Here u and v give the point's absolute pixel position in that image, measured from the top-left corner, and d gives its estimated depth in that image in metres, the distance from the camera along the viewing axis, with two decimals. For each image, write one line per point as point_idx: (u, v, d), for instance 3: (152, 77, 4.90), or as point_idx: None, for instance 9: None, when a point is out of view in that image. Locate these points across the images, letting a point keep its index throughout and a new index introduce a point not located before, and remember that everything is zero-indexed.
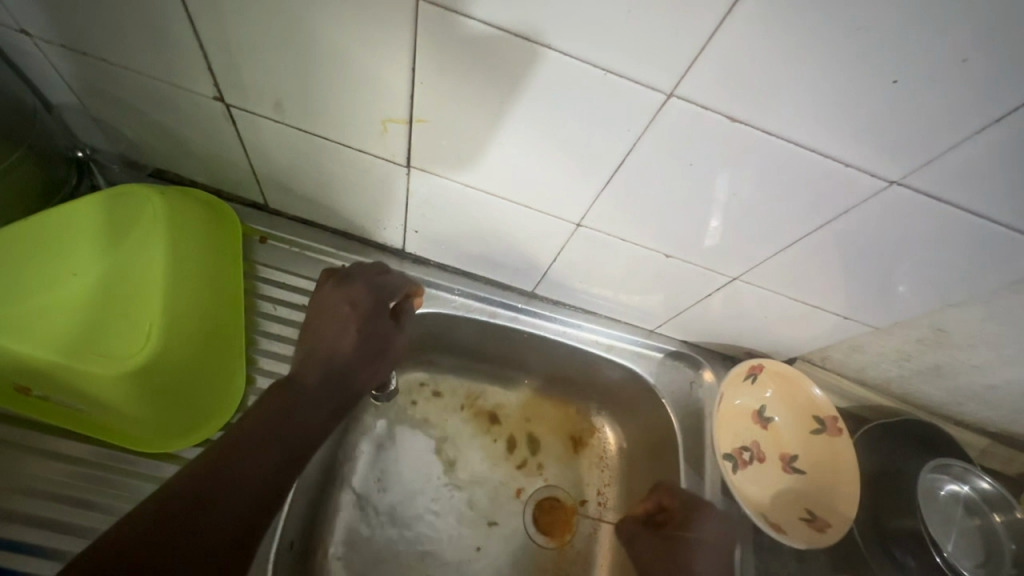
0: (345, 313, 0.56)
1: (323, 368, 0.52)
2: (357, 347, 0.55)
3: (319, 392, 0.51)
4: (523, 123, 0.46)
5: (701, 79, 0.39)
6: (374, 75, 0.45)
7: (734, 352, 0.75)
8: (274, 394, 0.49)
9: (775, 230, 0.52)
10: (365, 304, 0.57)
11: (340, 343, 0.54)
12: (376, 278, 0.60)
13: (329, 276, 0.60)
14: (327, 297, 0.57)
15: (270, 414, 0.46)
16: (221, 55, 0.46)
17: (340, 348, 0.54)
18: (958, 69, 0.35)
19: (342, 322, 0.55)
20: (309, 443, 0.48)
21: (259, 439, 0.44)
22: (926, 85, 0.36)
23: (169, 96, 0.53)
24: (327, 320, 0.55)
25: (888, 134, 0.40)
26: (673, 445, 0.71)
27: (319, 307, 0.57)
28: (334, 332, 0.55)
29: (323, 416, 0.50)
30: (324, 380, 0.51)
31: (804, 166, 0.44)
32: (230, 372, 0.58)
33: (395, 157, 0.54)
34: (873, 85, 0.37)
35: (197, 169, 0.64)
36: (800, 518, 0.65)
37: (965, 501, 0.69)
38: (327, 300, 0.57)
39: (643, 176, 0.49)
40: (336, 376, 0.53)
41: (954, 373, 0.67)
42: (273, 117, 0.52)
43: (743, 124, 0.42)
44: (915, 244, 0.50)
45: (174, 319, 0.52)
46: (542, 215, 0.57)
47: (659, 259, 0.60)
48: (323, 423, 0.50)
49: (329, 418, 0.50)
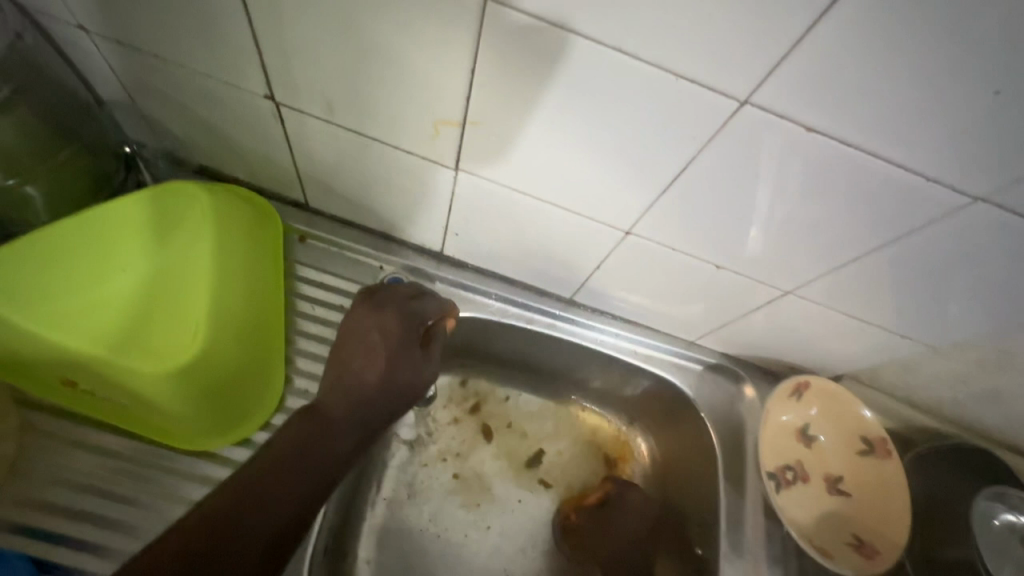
0: (374, 343, 0.54)
1: (350, 400, 0.51)
2: (385, 380, 0.53)
3: (342, 425, 0.49)
4: (582, 126, 0.45)
5: (777, 86, 0.37)
6: (432, 76, 0.44)
7: (777, 368, 0.72)
8: (299, 421, 0.48)
9: (836, 245, 0.50)
10: (395, 334, 0.55)
11: (367, 375, 0.52)
12: (409, 303, 0.58)
13: (363, 298, 0.58)
14: (357, 322, 0.55)
15: (292, 447, 0.45)
16: (275, 53, 0.46)
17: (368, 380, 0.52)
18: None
19: (369, 351, 0.53)
20: (335, 470, 0.47)
21: (286, 465, 0.44)
22: None
23: (219, 94, 0.53)
24: (355, 347, 0.54)
25: (978, 148, 0.37)
26: (711, 461, 0.68)
27: (349, 332, 0.55)
28: (362, 362, 0.53)
29: (346, 450, 0.49)
30: (348, 413, 0.50)
31: (878, 178, 0.42)
32: (273, 373, 0.58)
33: (443, 160, 0.53)
34: (967, 96, 0.35)
35: (240, 166, 0.64)
36: (848, 544, 0.62)
37: (1022, 532, 0.65)
38: (357, 326, 0.55)
39: (702, 185, 0.47)
40: (361, 409, 0.51)
41: (1015, 397, 0.63)
42: (322, 117, 0.52)
43: (819, 134, 0.40)
44: (990, 263, 0.47)
45: (220, 319, 0.53)
46: (589, 221, 0.56)
47: (708, 269, 0.58)
48: (346, 457, 0.49)
49: (351, 452, 0.49)
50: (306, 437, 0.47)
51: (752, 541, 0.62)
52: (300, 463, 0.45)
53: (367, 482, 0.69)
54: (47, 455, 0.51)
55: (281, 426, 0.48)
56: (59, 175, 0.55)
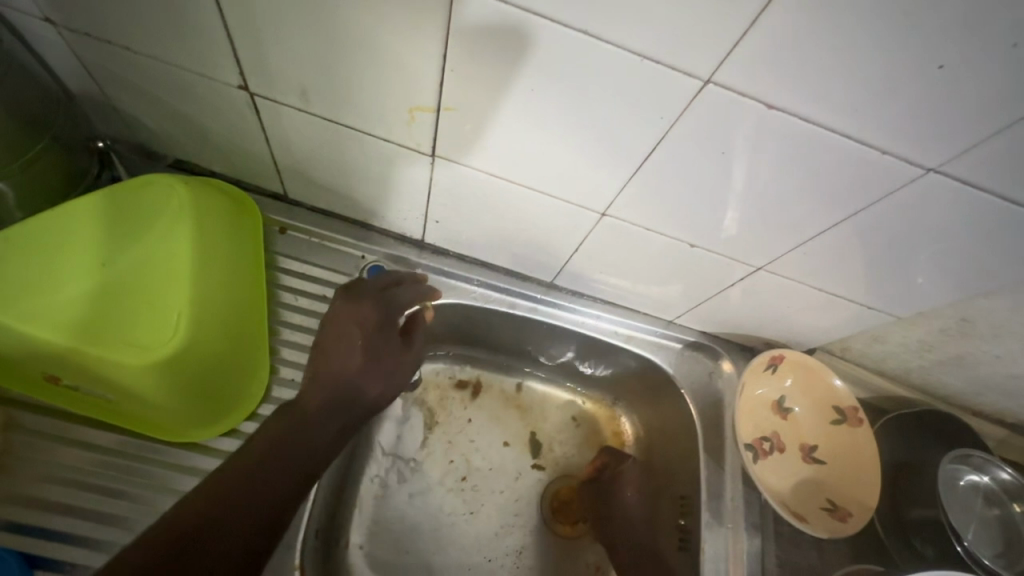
0: (356, 334, 0.55)
1: (332, 391, 0.51)
2: (369, 368, 0.55)
3: (327, 413, 0.50)
4: (554, 110, 0.46)
5: (740, 64, 0.38)
6: (404, 62, 0.44)
7: (753, 343, 0.75)
8: (282, 416, 0.48)
9: (803, 221, 0.52)
10: (374, 324, 0.57)
11: (352, 364, 0.53)
12: (384, 294, 0.60)
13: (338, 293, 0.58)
14: (336, 315, 0.56)
15: (277, 438, 0.46)
16: (247, 42, 0.46)
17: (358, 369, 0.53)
18: (1009, 53, 0.34)
19: (351, 341, 0.54)
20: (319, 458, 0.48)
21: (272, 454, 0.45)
22: (974, 70, 0.36)
23: (192, 85, 0.53)
24: (336, 339, 0.54)
25: (927, 122, 0.39)
26: (691, 435, 0.71)
27: (327, 326, 0.55)
28: (345, 352, 0.54)
29: (328, 439, 0.50)
30: (334, 401, 0.51)
31: (839, 154, 0.44)
32: (255, 371, 0.58)
33: (419, 146, 0.53)
34: (918, 69, 0.36)
35: (217, 158, 0.64)
36: (822, 508, 0.65)
37: (985, 491, 0.69)
38: (335, 318, 0.56)
39: (674, 165, 0.49)
40: (346, 396, 0.52)
41: (976, 363, 0.66)
42: (298, 106, 0.52)
43: (780, 111, 0.41)
44: (947, 232, 0.49)
45: (201, 309, 0.52)
46: (567, 204, 0.57)
47: (683, 248, 0.60)
48: (329, 444, 0.50)
49: (334, 440, 0.51)
50: (287, 431, 0.47)
51: (731, 510, 0.65)
52: (287, 453, 0.46)
53: (357, 469, 0.70)
54: (33, 452, 0.51)
55: (260, 424, 0.48)
56: (31, 172, 0.55)
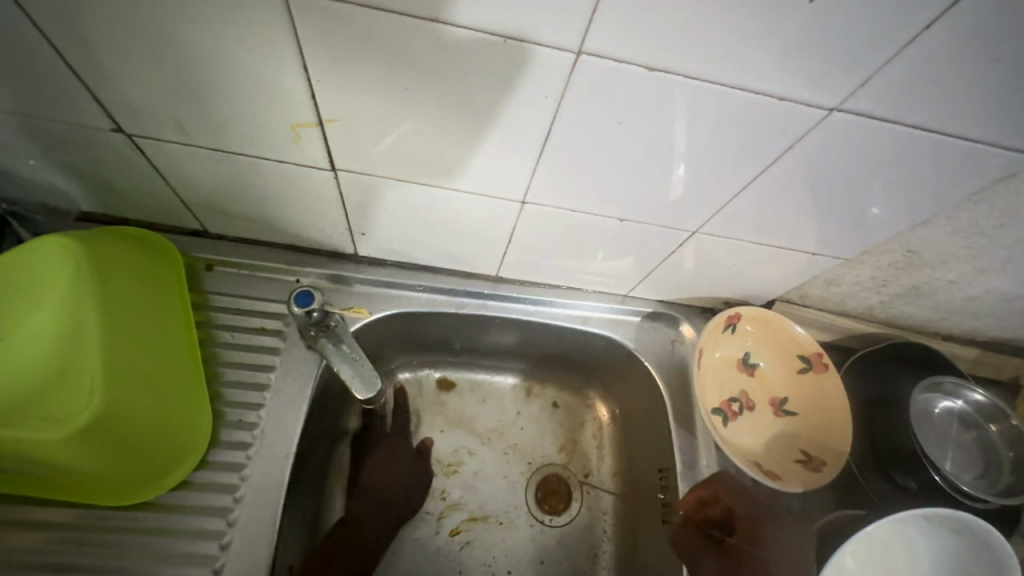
0: (393, 457, 0.67)
1: (378, 506, 0.63)
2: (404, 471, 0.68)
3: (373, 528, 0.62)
4: (437, 108, 0.43)
5: (605, 29, 0.36)
6: (270, 83, 0.42)
7: (712, 304, 0.73)
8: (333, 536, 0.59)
9: (722, 181, 0.50)
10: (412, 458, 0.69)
11: (387, 481, 0.65)
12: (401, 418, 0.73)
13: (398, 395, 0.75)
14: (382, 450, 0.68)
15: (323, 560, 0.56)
16: (99, 78, 0.43)
17: (394, 483, 0.66)
18: None
19: (385, 456, 0.67)
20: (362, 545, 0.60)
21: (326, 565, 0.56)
22: (844, 3, 0.34)
23: (69, 136, 0.50)
24: (383, 462, 0.66)
25: (813, 61, 0.37)
26: (661, 406, 0.69)
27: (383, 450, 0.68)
28: (377, 466, 0.66)
29: (374, 530, 0.62)
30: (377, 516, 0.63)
31: (737, 106, 0.42)
32: (197, 428, 0.56)
33: (317, 162, 0.50)
34: (787, 10, 0.34)
35: (125, 206, 0.61)
36: (796, 461, 0.65)
37: (960, 415, 0.69)
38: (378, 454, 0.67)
39: (576, 142, 0.47)
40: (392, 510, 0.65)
41: (933, 290, 0.66)
42: (180, 141, 0.49)
43: (661, 73, 0.39)
44: (874, 170, 0.47)
45: (116, 368, 0.50)
46: (486, 198, 0.55)
47: (614, 224, 0.58)
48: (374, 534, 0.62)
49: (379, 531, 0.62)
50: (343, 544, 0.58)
51: (708, 478, 0.64)
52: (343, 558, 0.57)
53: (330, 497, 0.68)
54: None
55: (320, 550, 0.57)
56: None
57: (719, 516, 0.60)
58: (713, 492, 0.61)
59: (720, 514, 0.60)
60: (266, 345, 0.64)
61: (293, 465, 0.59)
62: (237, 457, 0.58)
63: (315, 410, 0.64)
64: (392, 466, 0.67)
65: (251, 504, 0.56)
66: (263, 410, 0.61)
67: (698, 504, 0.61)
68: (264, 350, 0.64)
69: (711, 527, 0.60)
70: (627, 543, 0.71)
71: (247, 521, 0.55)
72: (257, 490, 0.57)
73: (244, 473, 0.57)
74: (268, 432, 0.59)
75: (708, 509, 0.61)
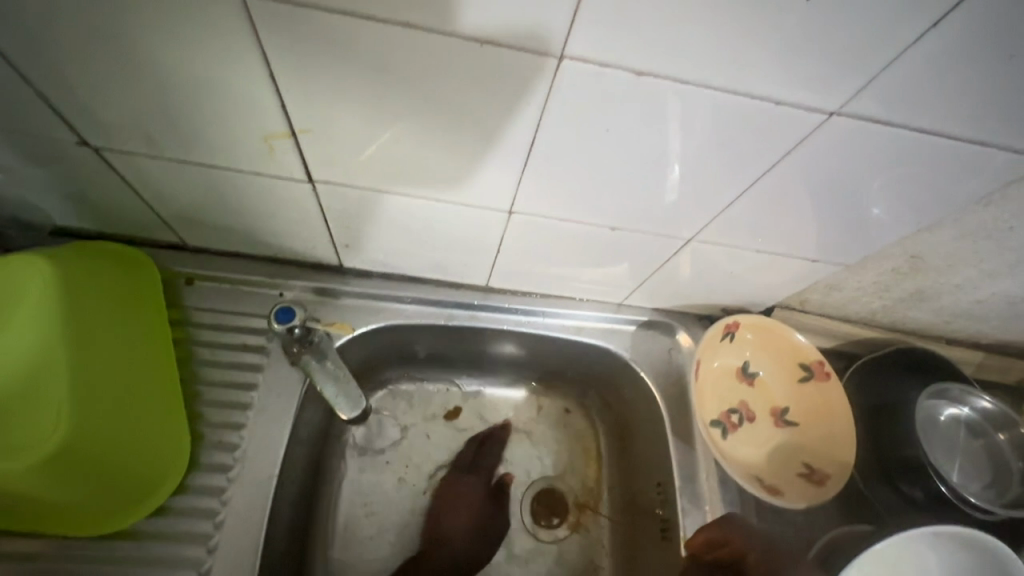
0: (460, 506, 0.71)
1: (461, 533, 0.69)
2: (463, 515, 0.71)
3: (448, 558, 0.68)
4: (416, 117, 0.41)
5: (589, 33, 0.34)
6: (238, 94, 0.40)
7: (709, 311, 0.71)
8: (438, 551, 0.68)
9: (717, 187, 0.48)
10: (478, 502, 0.72)
11: (454, 527, 0.70)
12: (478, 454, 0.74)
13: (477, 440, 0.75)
14: (447, 486, 0.72)
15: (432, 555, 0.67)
16: (58, 91, 0.41)
17: (461, 520, 0.70)
18: None
19: (454, 507, 0.71)
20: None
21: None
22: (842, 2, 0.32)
23: (34, 150, 0.48)
24: (451, 506, 0.71)
25: (810, 62, 0.35)
26: (658, 418, 0.67)
27: (443, 495, 0.72)
28: (450, 517, 0.70)
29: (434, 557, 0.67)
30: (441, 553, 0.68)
31: (731, 111, 0.40)
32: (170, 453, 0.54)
33: (294, 174, 0.48)
34: (782, 9, 0.32)
35: (99, 220, 0.59)
36: (798, 474, 0.62)
37: (966, 423, 0.67)
38: (451, 491, 0.72)
39: (564, 149, 0.44)
40: (462, 557, 0.69)
41: (937, 295, 0.64)
42: (149, 154, 0.47)
43: (650, 77, 0.37)
44: (875, 175, 0.45)
45: (82, 391, 0.48)
46: (472, 209, 0.52)
47: (606, 232, 0.56)
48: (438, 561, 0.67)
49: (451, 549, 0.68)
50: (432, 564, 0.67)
51: (708, 492, 0.62)
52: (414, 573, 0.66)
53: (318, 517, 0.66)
54: None
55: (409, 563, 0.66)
56: None
57: (729, 559, 0.58)
58: (723, 534, 0.58)
59: (729, 556, 0.58)
60: (249, 361, 0.62)
61: (277, 486, 0.57)
62: (218, 480, 0.56)
63: (300, 428, 0.62)
64: (460, 508, 0.71)
65: (233, 529, 0.54)
66: (246, 430, 0.58)
67: (707, 545, 0.58)
68: (247, 367, 0.61)
69: (721, 569, 0.58)
70: (625, 559, 0.69)
71: (228, 547, 0.53)
72: (239, 515, 0.54)
73: (226, 497, 0.55)
74: (251, 454, 0.57)
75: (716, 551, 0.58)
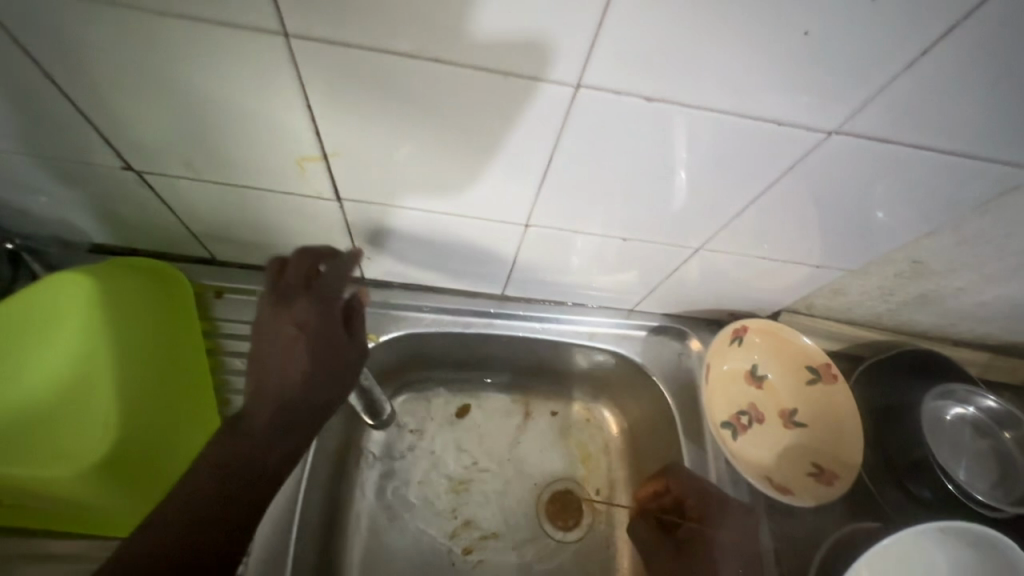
0: (294, 337, 0.46)
1: (272, 403, 0.44)
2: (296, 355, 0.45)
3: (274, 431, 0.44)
4: (441, 140, 0.44)
5: (603, 63, 0.37)
6: (275, 121, 0.43)
7: (718, 316, 0.73)
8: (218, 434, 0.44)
9: (724, 199, 0.51)
10: (318, 325, 0.47)
11: (290, 369, 0.45)
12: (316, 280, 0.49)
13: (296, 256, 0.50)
14: (267, 321, 0.46)
15: (218, 462, 0.42)
16: (108, 120, 0.44)
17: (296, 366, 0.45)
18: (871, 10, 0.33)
19: (286, 347, 0.45)
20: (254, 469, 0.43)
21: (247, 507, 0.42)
22: (839, 33, 0.34)
23: (80, 174, 0.51)
24: (267, 342, 0.46)
25: (809, 86, 0.38)
26: (670, 420, 0.69)
27: (260, 332, 0.46)
28: (279, 360, 0.45)
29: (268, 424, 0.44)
30: (274, 417, 0.44)
31: (736, 130, 0.42)
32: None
33: (323, 193, 0.51)
34: (782, 40, 0.35)
35: (135, 238, 0.62)
36: (808, 474, 0.64)
37: (972, 422, 0.68)
38: (267, 326, 0.46)
39: (579, 166, 0.47)
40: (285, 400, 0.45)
41: (940, 298, 0.66)
42: (188, 176, 0.50)
43: (660, 102, 0.40)
44: (874, 186, 0.48)
45: (130, 399, 0.52)
46: (491, 222, 0.55)
47: (617, 243, 0.58)
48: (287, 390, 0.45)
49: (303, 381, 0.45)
50: (237, 455, 0.42)
51: (719, 492, 0.63)
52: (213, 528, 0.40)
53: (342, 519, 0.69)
54: None
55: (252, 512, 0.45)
56: None
57: (670, 504, 0.66)
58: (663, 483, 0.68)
59: (670, 502, 0.67)
60: None
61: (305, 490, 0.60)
62: None
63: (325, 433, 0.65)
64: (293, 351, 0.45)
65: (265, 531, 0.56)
66: None
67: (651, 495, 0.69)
68: None
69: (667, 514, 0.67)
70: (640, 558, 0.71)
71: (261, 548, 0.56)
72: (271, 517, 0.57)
73: None
74: None
75: (661, 498, 0.68)
